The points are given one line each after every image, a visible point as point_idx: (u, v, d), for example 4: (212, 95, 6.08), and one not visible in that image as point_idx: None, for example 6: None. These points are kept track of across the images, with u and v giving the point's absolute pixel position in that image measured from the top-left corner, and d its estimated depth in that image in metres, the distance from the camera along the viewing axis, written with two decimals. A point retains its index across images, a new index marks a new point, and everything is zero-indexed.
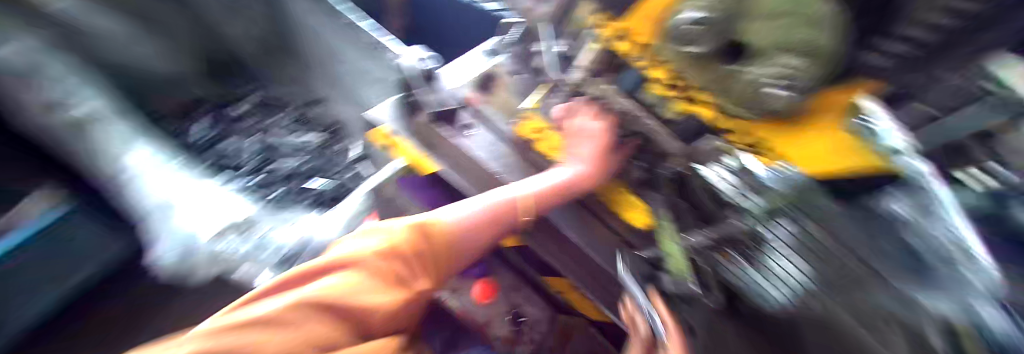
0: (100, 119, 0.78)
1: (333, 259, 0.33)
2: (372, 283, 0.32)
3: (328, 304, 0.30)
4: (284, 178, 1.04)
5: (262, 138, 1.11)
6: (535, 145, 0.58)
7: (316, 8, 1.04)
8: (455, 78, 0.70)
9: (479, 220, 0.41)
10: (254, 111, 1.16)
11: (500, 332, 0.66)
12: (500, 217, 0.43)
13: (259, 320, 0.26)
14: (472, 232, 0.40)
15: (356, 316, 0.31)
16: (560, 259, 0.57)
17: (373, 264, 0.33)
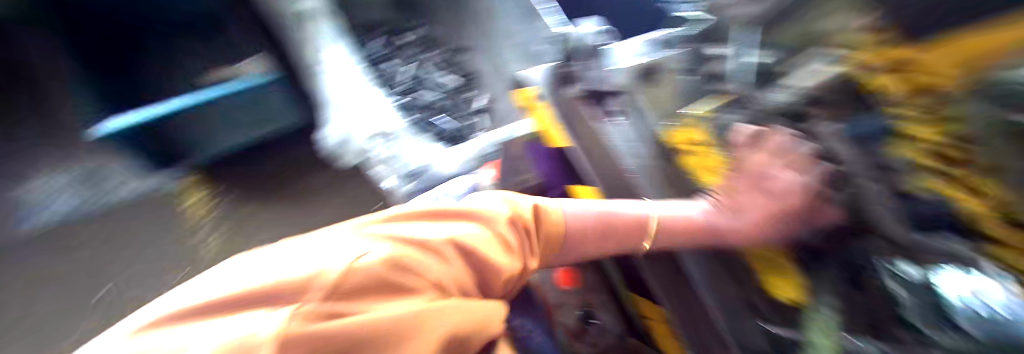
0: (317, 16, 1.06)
1: (468, 209, 0.40)
2: (504, 242, 0.38)
3: (467, 248, 0.35)
4: (422, 106, 1.21)
5: (420, 69, 1.31)
6: (684, 159, 0.51)
7: None
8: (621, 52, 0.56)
9: (601, 223, 0.46)
10: (420, 42, 1.35)
11: (565, 326, 0.64)
12: (626, 229, 0.46)
13: (419, 241, 0.32)
14: (588, 230, 0.46)
15: (486, 268, 0.36)
16: (665, 289, 0.53)
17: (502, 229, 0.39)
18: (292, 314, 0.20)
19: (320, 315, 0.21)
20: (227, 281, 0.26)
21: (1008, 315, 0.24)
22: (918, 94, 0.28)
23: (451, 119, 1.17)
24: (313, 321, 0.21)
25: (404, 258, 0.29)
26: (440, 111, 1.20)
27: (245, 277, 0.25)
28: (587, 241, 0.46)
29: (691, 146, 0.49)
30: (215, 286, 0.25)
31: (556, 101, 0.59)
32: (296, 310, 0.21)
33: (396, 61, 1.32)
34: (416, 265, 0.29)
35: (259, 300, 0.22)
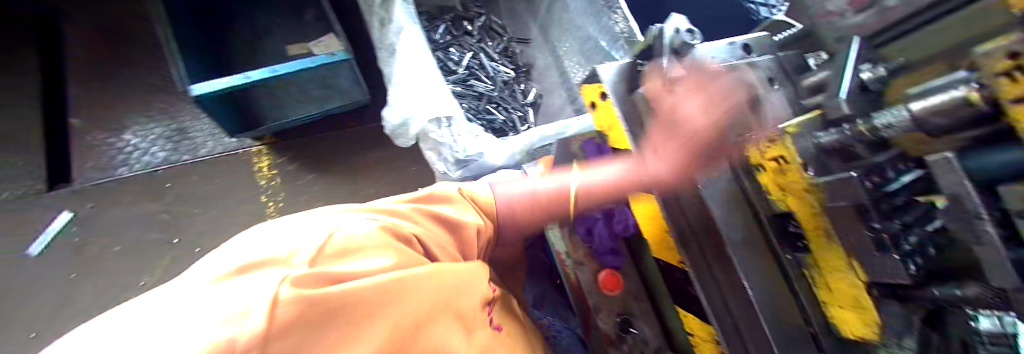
0: None
1: (432, 189, 0.54)
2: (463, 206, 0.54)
3: (436, 218, 0.48)
4: (473, 97, 1.22)
5: (476, 58, 1.31)
6: (757, 172, 0.49)
7: None
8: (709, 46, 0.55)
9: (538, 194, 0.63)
10: (476, 33, 1.35)
11: (602, 331, 0.62)
12: (555, 198, 0.64)
13: (399, 213, 0.44)
14: (523, 198, 0.63)
15: (458, 229, 0.50)
16: (716, 301, 0.51)
17: (460, 206, 0.53)
18: (291, 279, 0.24)
19: (319, 281, 0.26)
20: (232, 254, 0.28)
21: None
22: None
23: (502, 111, 1.22)
24: (309, 285, 0.25)
25: (390, 229, 0.38)
26: (492, 103, 1.23)
27: (251, 251, 0.28)
28: (526, 208, 0.64)
29: (773, 163, 0.46)
30: (228, 260, 0.27)
31: (628, 99, 0.57)
32: (293, 277, 0.25)
33: (452, 50, 1.30)
34: (397, 240, 0.37)
35: (263, 265, 0.26)
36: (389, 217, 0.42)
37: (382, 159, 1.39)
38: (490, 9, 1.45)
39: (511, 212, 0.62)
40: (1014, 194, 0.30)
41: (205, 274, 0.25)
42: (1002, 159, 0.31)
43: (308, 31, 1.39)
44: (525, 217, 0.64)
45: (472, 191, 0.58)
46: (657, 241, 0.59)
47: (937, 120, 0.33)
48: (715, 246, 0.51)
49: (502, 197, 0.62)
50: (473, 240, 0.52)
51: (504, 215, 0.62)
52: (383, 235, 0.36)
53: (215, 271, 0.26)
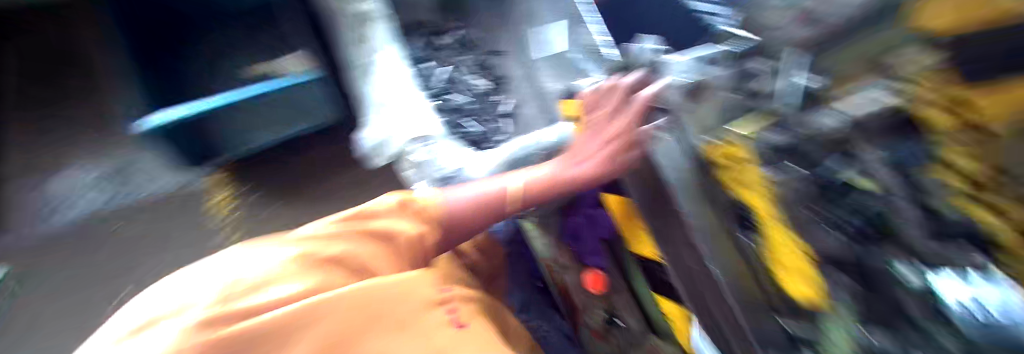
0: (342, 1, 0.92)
1: (371, 207, 0.56)
2: (401, 217, 0.56)
3: (371, 233, 0.51)
4: (449, 110, 1.26)
5: (451, 74, 1.37)
6: (714, 171, 0.50)
7: None
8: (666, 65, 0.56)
9: (482, 196, 0.63)
10: (453, 49, 1.44)
11: (591, 325, 0.72)
12: (495, 198, 0.64)
13: (328, 236, 0.49)
14: (467, 202, 0.63)
15: (393, 240, 0.52)
16: (688, 286, 0.57)
17: (391, 218, 0.55)
18: (189, 325, 0.33)
19: (217, 321, 0.34)
20: (175, 295, 0.39)
21: (1004, 319, 0.26)
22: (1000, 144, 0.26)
23: (477, 123, 1.24)
24: (205, 326, 0.33)
25: (306, 259, 0.44)
26: (467, 115, 1.27)
27: (182, 295, 0.38)
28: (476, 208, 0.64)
29: (724, 160, 0.48)
30: (165, 306, 0.37)
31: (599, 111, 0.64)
32: (196, 320, 0.34)
33: (430, 65, 1.38)
34: (316, 270, 0.43)
35: (181, 310, 0.36)
36: (307, 245, 0.46)
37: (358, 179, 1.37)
38: (466, 23, 1.49)
39: (459, 213, 0.61)
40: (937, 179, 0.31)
41: (139, 322, 0.36)
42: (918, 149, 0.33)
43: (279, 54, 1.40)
44: (472, 219, 0.62)
45: (412, 198, 0.60)
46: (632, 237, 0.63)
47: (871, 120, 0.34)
48: (683, 236, 0.55)
49: (450, 199, 0.61)
50: (414, 248, 0.54)
51: (447, 216, 0.60)
52: (293, 266, 0.42)
53: (146, 319, 0.36)
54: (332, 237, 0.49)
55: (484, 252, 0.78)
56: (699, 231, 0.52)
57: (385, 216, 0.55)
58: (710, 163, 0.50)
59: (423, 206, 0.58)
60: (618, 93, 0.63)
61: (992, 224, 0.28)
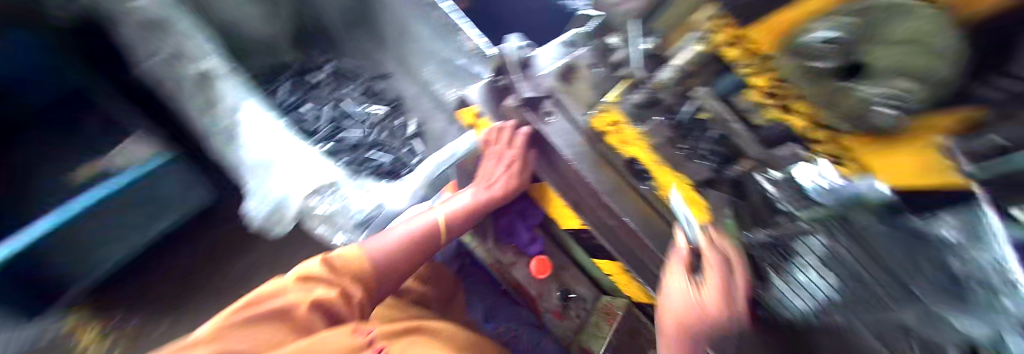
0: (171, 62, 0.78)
1: (274, 284, 0.46)
2: (315, 284, 0.47)
3: (264, 315, 0.41)
4: (348, 148, 1.18)
5: (339, 108, 1.27)
6: (604, 137, 0.60)
7: None
8: (544, 56, 0.65)
9: (416, 232, 0.61)
10: (327, 82, 1.31)
11: (551, 307, 0.70)
12: (429, 232, 0.62)
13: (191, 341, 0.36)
14: (400, 247, 0.58)
15: (296, 315, 0.42)
16: (616, 244, 0.63)
17: (296, 293, 0.45)
18: None
19: None
20: None
21: (831, 186, 0.38)
22: (770, 58, 0.39)
23: (385, 152, 1.20)
24: None
25: None
26: (371, 148, 1.21)
27: None
28: (410, 251, 0.59)
29: (611, 127, 0.59)
30: None
31: (495, 111, 0.65)
32: None
33: (307, 106, 1.24)
34: None
35: None
36: None
37: (264, 253, 1.17)
38: (333, 54, 1.37)
39: (387, 261, 0.55)
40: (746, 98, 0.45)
41: None
42: (733, 81, 0.46)
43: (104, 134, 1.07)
44: (405, 262, 0.58)
45: (332, 257, 0.51)
46: (557, 215, 0.68)
47: (691, 68, 0.48)
48: (597, 201, 0.62)
49: (377, 244, 0.56)
50: (326, 318, 0.45)
51: (378, 265, 0.54)
52: None
53: None
54: (191, 347, 0.34)
55: (430, 279, 0.76)
56: (609, 192, 0.60)
57: (290, 294, 0.45)
58: (601, 135, 0.61)
59: (346, 261, 0.51)
60: (498, 94, 0.66)
61: (797, 121, 0.42)
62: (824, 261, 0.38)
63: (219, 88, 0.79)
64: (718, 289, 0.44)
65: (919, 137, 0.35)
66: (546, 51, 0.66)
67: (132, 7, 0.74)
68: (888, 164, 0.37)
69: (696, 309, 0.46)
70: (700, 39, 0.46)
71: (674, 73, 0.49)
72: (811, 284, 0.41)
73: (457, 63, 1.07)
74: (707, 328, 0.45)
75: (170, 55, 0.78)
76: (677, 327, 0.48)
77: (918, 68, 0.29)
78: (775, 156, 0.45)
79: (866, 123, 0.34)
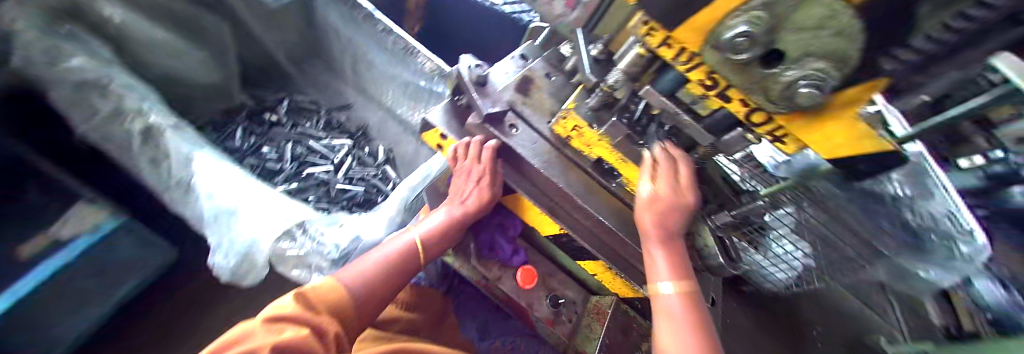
0: (113, 119, 0.75)
1: (233, 334, 0.39)
2: (284, 323, 0.41)
3: None
4: (317, 184, 1.15)
5: (301, 144, 1.22)
6: (569, 141, 0.64)
7: (354, 14, 1.11)
8: (497, 76, 0.72)
9: (393, 255, 0.58)
10: (285, 120, 1.26)
11: (541, 314, 0.66)
12: (406, 253, 0.59)
13: None
14: (377, 270, 0.55)
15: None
16: (597, 243, 0.64)
17: (261, 336, 0.38)
18: None
19: None
20: None
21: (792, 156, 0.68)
22: (698, 56, 0.42)
23: (357, 182, 1.19)
24: None
25: None
26: (341, 180, 1.18)
27: None
28: (390, 275, 0.56)
29: (573, 131, 0.63)
30: None
31: (461, 131, 0.65)
32: None
33: (264, 148, 1.18)
34: None
35: None
36: None
37: (237, 306, 1.10)
38: (289, 91, 1.37)
39: (365, 289, 0.51)
40: (686, 92, 0.49)
41: None
42: (672, 77, 0.50)
43: (44, 208, 0.88)
44: (383, 288, 0.54)
45: (305, 289, 0.46)
46: (535, 223, 0.68)
47: (633, 68, 0.53)
48: (572, 204, 0.63)
49: (351, 273, 0.53)
50: None
51: (355, 293, 0.50)
52: None
53: None
54: None
55: (416, 305, 0.75)
56: (580, 194, 0.63)
57: (256, 338, 0.38)
58: (566, 138, 0.65)
59: (321, 293, 0.47)
60: (460, 114, 0.67)
61: (740, 108, 0.45)
62: (795, 228, 0.76)
63: (168, 141, 0.73)
64: (669, 179, 0.52)
65: (841, 118, 0.39)
66: (500, 76, 0.75)
67: (64, 68, 0.70)
68: (820, 137, 0.42)
69: (660, 199, 0.52)
70: (637, 44, 0.51)
71: (621, 76, 0.54)
72: (787, 251, 0.80)
73: (422, 84, 1.13)
74: (674, 207, 0.53)
75: (115, 113, 0.74)
76: (655, 232, 0.54)
77: (828, 45, 0.32)
78: (726, 141, 0.53)
79: (794, 103, 0.37)
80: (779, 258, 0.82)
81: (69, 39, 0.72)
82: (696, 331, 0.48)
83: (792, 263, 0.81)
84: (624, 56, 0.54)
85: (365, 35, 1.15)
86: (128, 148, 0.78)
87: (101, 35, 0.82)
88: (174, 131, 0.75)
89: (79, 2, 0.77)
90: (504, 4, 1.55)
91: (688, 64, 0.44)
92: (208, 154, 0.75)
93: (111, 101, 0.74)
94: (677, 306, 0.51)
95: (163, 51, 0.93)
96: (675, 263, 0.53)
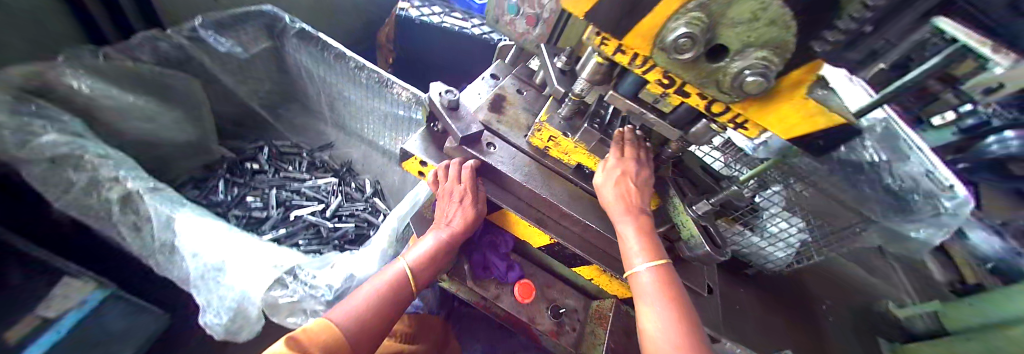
0: (88, 191, 0.74)
1: None
2: None
3: None
4: (306, 226, 1.14)
5: (285, 189, 1.22)
6: (548, 151, 0.67)
7: (325, 54, 1.13)
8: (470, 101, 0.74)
9: (382, 288, 0.57)
10: (267, 167, 1.26)
11: (545, 327, 0.65)
12: (397, 284, 0.59)
13: None
14: (369, 306, 0.54)
15: None
16: (588, 249, 0.64)
17: None
18: None
19: None
20: None
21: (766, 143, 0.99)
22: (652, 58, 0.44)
23: (347, 218, 1.19)
24: None
25: None
26: (331, 218, 1.18)
27: None
28: (383, 307, 0.55)
29: (550, 141, 0.65)
30: None
31: (441, 156, 0.65)
32: None
33: (249, 198, 1.17)
34: None
35: None
36: None
37: None
38: (267, 139, 1.38)
39: (357, 326, 0.51)
40: (647, 92, 0.52)
41: None
42: (631, 81, 0.52)
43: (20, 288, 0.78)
44: (376, 322, 0.53)
45: (296, 334, 0.45)
46: (524, 236, 0.68)
47: (595, 76, 0.55)
48: (558, 214, 0.64)
49: (343, 309, 0.52)
50: None
51: (347, 329, 0.50)
52: None
53: None
54: None
55: (416, 335, 0.74)
56: (564, 201, 0.63)
57: None
58: (544, 149, 0.67)
59: (315, 337, 0.46)
60: (439, 139, 0.67)
61: (699, 101, 0.48)
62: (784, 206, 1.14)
63: (148, 204, 0.72)
64: (616, 153, 0.58)
65: (791, 99, 0.41)
66: (473, 99, 0.77)
67: (36, 146, 0.69)
68: (774, 119, 0.44)
69: (618, 176, 0.56)
70: (595, 53, 0.53)
71: (585, 84, 0.57)
72: (782, 227, 1.19)
73: (400, 113, 1.16)
74: (631, 180, 0.56)
75: (88, 184, 0.74)
76: (622, 211, 0.56)
77: (765, 35, 0.34)
78: (694, 133, 0.55)
79: (744, 93, 0.39)
80: (775, 237, 1.23)
81: (37, 116, 0.72)
82: (676, 303, 0.50)
83: (786, 239, 1.22)
84: (585, 66, 0.56)
85: (338, 73, 1.17)
86: (106, 217, 0.77)
87: (70, 107, 0.82)
88: (151, 192, 0.73)
89: (44, 78, 0.77)
90: (471, 26, 1.62)
91: (643, 67, 0.47)
92: (189, 212, 0.74)
93: (81, 174, 0.73)
94: (653, 278, 0.52)
95: (135, 116, 0.94)
96: (650, 241, 0.54)
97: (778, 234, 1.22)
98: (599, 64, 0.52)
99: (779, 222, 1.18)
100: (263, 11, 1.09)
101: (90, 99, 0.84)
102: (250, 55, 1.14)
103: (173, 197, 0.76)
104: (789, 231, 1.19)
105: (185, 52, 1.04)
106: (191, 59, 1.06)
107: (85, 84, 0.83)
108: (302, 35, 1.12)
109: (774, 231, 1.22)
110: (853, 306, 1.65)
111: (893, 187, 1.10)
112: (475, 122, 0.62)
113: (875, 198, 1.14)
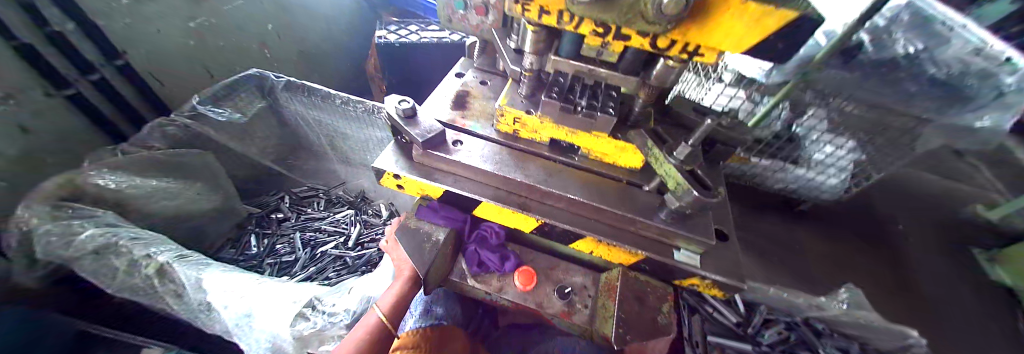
0: (130, 270, 0.83)
1: None
2: None
3: None
4: (333, 259, 1.20)
5: (308, 230, 1.30)
6: (518, 134, 0.66)
7: (312, 98, 1.19)
8: (435, 104, 0.74)
9: (359, 340, 0.57)
10: (290, 214, 1.35)
11: (554, 310, 0.63)
12: (376, 337, 0.59)
13: None
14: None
15: None
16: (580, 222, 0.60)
17: None
18: None
19: None
20: None
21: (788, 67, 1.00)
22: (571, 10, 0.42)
23: (368, 245, 1.25)
24: None
25: None
26: (354, 248, 1.24)
27: None
28: None
29: (516, 122, 0.64)
30: None
31: (413, 165, 0.64)
32: None
33: (279, 246, 1.25)
34: None
35: None
36: None
37: None
38: (285, 188, 1.47)
39: None
40: (591, 46, 0.49)
41: None
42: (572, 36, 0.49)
43: None
44: None
45: None
46: (513, 224, 0.65)
47: (538, 45, 0.52)
48: (541, 194, 0.61)
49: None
50: None
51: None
52: None
53: None
54: None
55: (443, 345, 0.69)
56: (540, 180, 0.61)
57: None
58: (514, 132, 0.66)
59: None
60: (409, 150, 0.66)
61: (643, 40, 0.44)
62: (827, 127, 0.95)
63: (179, 270, 0.79)
64: None
65: (728, 10, 0.36)
66: (441, 97, 0.75)
67: (80, 241, 0.80)
68: (720, 36, 0.39)
69: None
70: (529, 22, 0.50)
71: (531, 55, 0.54)
72: (827, 155, 0.98)
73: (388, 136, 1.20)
74: None
75: (129, 265, 0.82)
76: None
77: None
78: (656, 75, 0.50)
79: (668, 18, 0.35)
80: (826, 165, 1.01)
81: (75, 217, 0.84)
82: None
83: (841, 165, 0.99)
84: (526, 39, 0.53)
85: (329, 112, 1.22)
86: (151, 289, 0.86)
87: (104, 203, 0.93)
88: (179, 261, 0.81)
89: (74, 182, 0.87)
90: (449, 35, 1.66)
91: (573, 22, 0.44)
92: (218, 271, 0.81)
93: (120, 258, 0.82)
94: None
95: (160, 197, 1.03)
96: None
97: (829, 162, 1.00)
98: (532, 33, 0.49)
99: (827, 147, 0.97)
100: (251, 76, 1.18)
101: (119, 190, 0.94)
102: (249, 117, 1.22)
103: (197, 262, 0.83)
104: (842, 155, 0.97)
105: (189, 130, 1.13)
106: (199, 136, 1.16)
107: (111, 179, 0.92)
108: (288, 87, 1.20)
109: (821, 158, 1.00)
110: (939, 215, 1.44)
111: (941, 76, 1.02)
112: (434, 125, 0.61)
113: (921, 94, 1.04)
